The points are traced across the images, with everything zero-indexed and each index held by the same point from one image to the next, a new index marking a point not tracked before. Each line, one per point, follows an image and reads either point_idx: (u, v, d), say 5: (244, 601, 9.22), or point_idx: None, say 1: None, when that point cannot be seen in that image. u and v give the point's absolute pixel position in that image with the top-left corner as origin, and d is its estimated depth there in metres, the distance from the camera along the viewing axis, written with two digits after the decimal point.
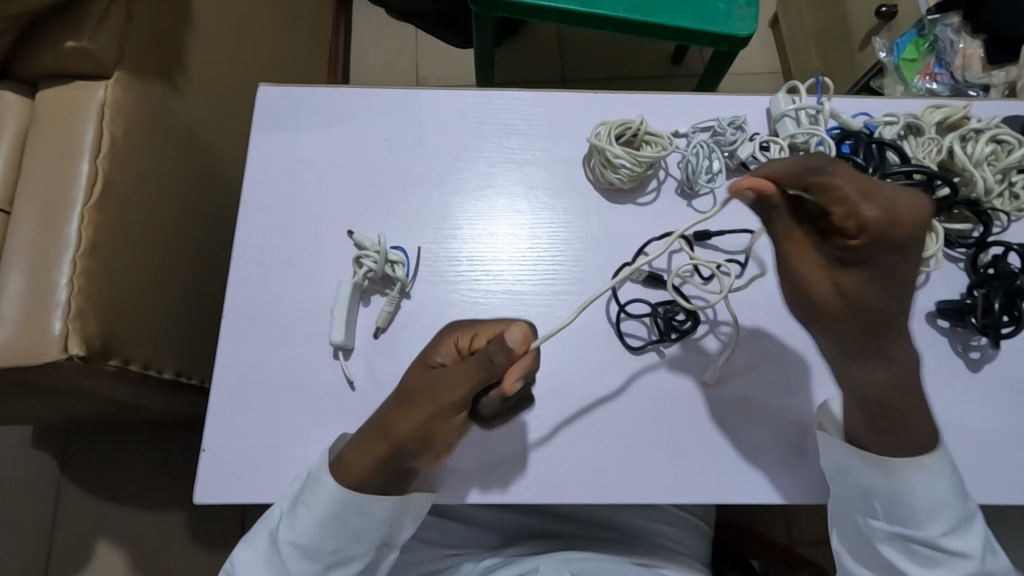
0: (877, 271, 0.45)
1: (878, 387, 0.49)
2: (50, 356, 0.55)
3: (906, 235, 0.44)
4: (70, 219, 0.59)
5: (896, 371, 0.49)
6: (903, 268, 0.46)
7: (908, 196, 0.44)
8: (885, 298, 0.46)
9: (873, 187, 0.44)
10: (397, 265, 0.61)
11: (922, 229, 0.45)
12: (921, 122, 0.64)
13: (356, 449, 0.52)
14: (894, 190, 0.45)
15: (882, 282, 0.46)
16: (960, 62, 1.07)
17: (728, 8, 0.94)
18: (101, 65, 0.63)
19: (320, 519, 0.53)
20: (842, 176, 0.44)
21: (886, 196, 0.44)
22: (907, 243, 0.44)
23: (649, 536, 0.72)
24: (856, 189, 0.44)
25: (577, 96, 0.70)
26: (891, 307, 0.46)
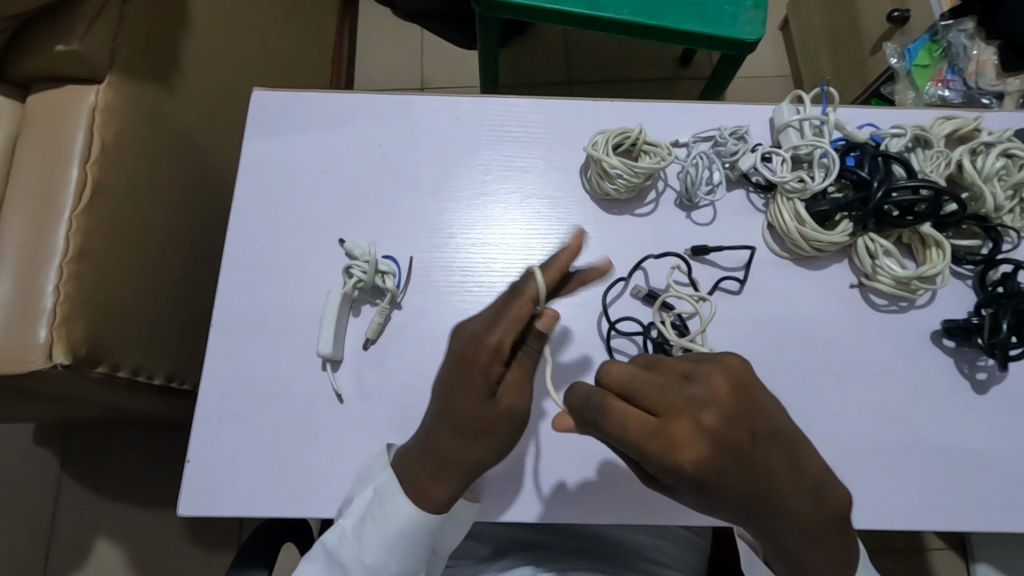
0: (704, 497, 0.42)
1: (796, 540, 0.45)
2: (34, 364, 0.54)
3: (699, 479, 0.40)
4: (59, 225, 0.59)
5: (802, 519, 0.44)
6: (731, 497, 0.42)
7: (691, 440, 0.40)
8: (736, 505, 0.43)
9: (656, 433, 0.40)
10: (387, 276, 0.60)
11: (723, 448, 0.40)
12: (930, 134, 0.62)
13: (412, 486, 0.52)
14: (677, 433, 0.40)
15: (719, 499, 0.42)
16: (974, 69, 1.04)
17: (735, 12, 0.92)
18: (91, 69, 0.63)
19: (390, 535, 0.52)
20: (617, 430, 0.41)
21: (667, 442, 0.40)
22: (713, 478, 0.41)
23: (647, 552, 0.69)
24: (633, 443, 0.41)
25: (575, 103, 0.69)
26: (746, 516, 0.44)
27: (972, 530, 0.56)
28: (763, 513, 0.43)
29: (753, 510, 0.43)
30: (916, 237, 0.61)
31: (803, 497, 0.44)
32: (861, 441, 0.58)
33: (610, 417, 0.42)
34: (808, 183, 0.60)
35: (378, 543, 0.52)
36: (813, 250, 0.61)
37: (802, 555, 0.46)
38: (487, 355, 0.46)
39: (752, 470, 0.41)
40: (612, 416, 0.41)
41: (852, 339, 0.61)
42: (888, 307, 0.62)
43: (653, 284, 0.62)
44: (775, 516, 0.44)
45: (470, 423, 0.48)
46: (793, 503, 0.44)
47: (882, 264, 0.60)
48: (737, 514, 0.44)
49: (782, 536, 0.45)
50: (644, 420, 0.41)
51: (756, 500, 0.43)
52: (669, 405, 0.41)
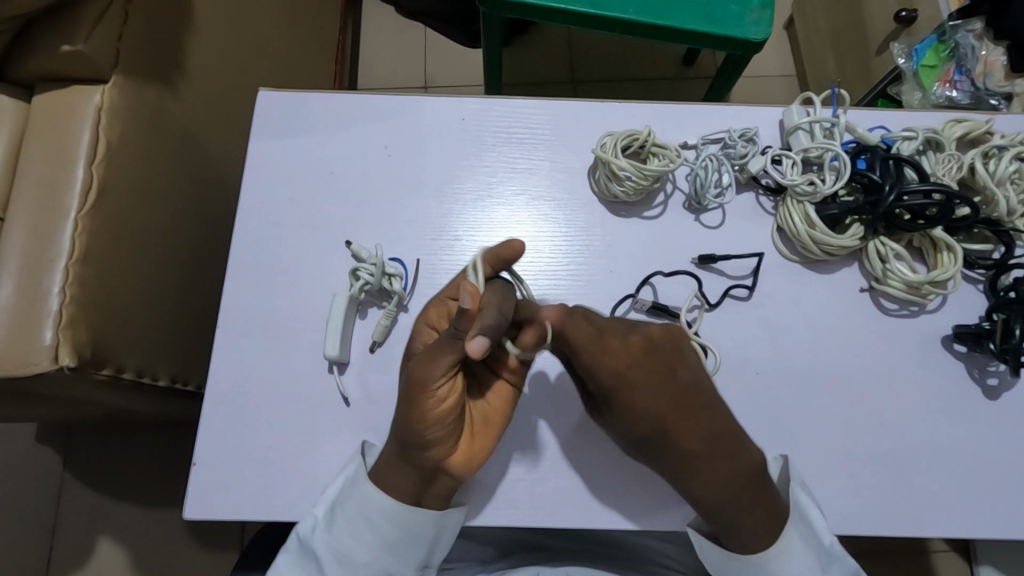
0: (623, 402, 0.50)
1: (724, 494, 0.50)
2: (39, 367, 0.54)
3: (619, 376, 0.50)
4: (64, 226, 0.58)
5: (706, 460, 0.50)
6: (639, 405, 0.50)
7: (621, 348, 0.50)
8: (644, 423, 0.50)
9: (597, 337, 0.50)
10: (394, 279, 0.60)
11: (638, 361, 0.51)
12: (942, 137, 0.62)
13: (388, 463, 0.52)
14: (608, 341, 0.50)
15: (632, 408, 0.50)
16: (981, 70, 1.02)
17: (742, 12, 0.91)
18: (96, 69, 0.62)
19: (358, 521, 0.53)
20: (564, 332, 0.50)
21: (602, 346, 0.50)
22: (633, 381, 0.50)
23: (651, 555, 0.69)
24: (572, 341, 0.49)
25: (583, 104, 0.68)
26: (666, 452, 0.50)
27: (982, 536, 0.56)
28: (665, 441, 0.50)
29: (654, 437, 0.50)
30: (927, 240, 0.60)
31: (702, 441, 0.50)
32: (869, 445, 0.58)
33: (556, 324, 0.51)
34: (819, 186, 0.59)
35: (350, 524, 0.53)
36: (823, 253, 0.61)
37: (717, 498, 0.50)
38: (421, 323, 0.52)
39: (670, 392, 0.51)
40: (562, 320, 0.50)
41: (861, 342, 0.61)
42: (898, 311, 0.62)
43: (661, 295, 0.61)
44: (676, 443, 0.50)
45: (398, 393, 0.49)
46: (704, 452, 0.50)
47: (892, 267, 0.59)
48: (655, 448, 0.50)
49: (684, 474, 0.50)
50: (586, 330, 0.50)
51: (673, 435, 0.50)
52: (609, 326, 0.52)
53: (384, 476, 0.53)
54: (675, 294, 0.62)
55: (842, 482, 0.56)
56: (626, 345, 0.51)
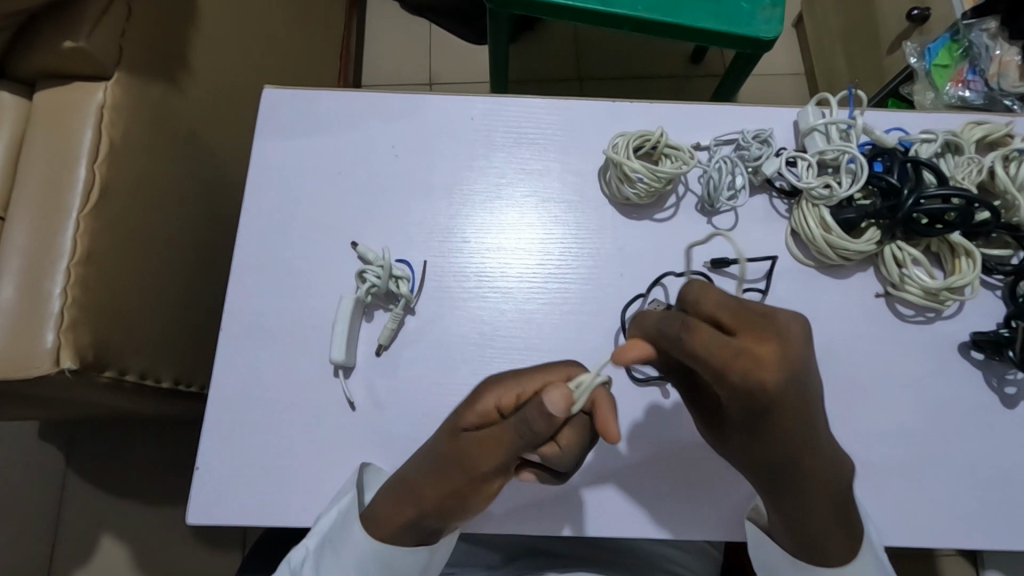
0: (754, 423, 0.43)
1: (815, 512, 0.48)
2: (40, 370, 0.53)
3: (770, 402, 0.41)
4: (65, 226, 0.57)
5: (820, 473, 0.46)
6: (772, 426, 0.43)
7: (772, 362, 0.40)
8: (778, 437, 0.44)
9: (739, 353, 0.40)
10: (401, 281, 0.58)
11: (790, 383, 0.41)
12: (961, 140, 0.61)
13: (393, 504, 0.50)
14: (761, 356, 0.40)
15: (768, 428, 0.43)
16: (995, 70, 0.99)
17: (754, 9, 0.90)
18: (98, 66, 0.61)
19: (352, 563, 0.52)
20: (700, 347, 0.40)
21: (752, 362, 0.40)
22: (778, 403, 0.41)
23: (659, 562, 0.68)
24: (714, 365, 0.40)
25: (593, 104, 0.67)
26: (778, 467, 0.46)
27: (997, 548, 0.55)
28: (791, 454, 0.45)
29: (782, 452, 0.45)
30: (945, 245, 0.59)
31: (821, 452, 0.46)
32: (884, 452, 0.57)
33: (683, 331, 0.41)
34: (835, 189, 0.58)
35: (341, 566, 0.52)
36: (839, 258, 0.60)
37: (824, 511, 0.48)
38: (493, 394, 0.46)
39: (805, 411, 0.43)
40: (697, 336, 0.40)
41: (876, 349, 0.60)
42: (915, 317, 0.61)
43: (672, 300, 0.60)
44: (801, 458, 0.45)
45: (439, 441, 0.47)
46: (816, 472, 0.46)
47: (909, 274, 0.58)
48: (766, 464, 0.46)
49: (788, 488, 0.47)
50: (729, 340, 0.40)
51: (792, 452, 0.45)
52: (756, 329, 0.41)
53: (379, 521, 0.51)
54: None
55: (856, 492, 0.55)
56: (783, 360, 0.40)
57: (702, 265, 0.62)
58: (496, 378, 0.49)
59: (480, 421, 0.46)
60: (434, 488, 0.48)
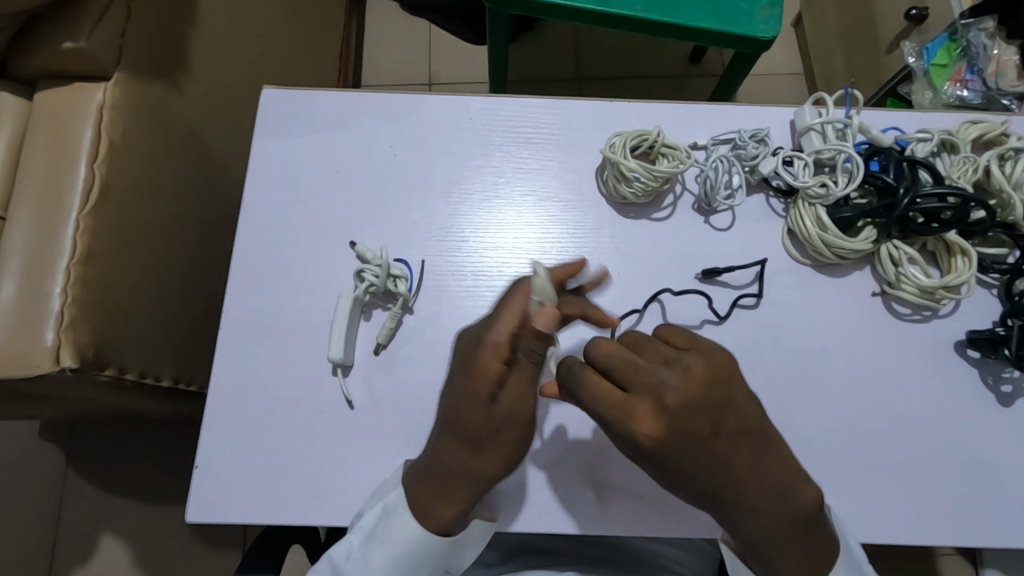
0: (654, 469, 0.46)
1: (766, 546, 0.47)
2: (40, 369, 0.54)
3: (653, 450, 0.44)
4: (66, 225, 0.58)
5: (752, 514, 0.46)
6: (674, 473, 0.45)
7: (648, 415, 0.44)
8: (682, 483, 0.45)
9: (621, 403, 0.45)
10: (399, 280, 0.59)
11: (671, 433, 0.44)
12: (957, 139, 0.61)
13: (433, 493, 0.50)
14: (637, 410, 0.44)
15: (671, 475, 0.45)
16: (993, 69, 1.00)
17: (752, 9, 0.90)
18: (98, 67, 0.61)
19: (395, 554, 0.51)
20: (589, 397, 0.45)
21: (626, 415, 0.44)
22: (669, 451, 0.44)
23: (658, 560, 0.68)
24: (599, 414, 0.45)
25: (591, 103, 0.67)
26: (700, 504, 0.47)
27: (993, 545, 0.55)
28: (712, 497, 0.46)
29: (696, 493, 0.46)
30: (941, 244, 0.59)
31: (761, 491, 0.45)
32: (880, 450, 0.57)
33: (575, 381, 0.46)
34: (831, 188, 0.58)
35: (386, 559, 0.51)
36: (836, 257, 0.60)
37: (767, 546, 0.47)
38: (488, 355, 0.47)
39: (711, 457, 0.44)
40: (586, 387, 0.45)
41: (873, 347, 0.60)
42: (911, 315, 0.61)
43: (668, 314, 0.60)
44: (733, 492, 0.45)
45: (466, 419, 0.48)
46: (758, 506, 0.45)
47: (905, 272, 0.58)
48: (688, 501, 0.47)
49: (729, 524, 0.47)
50: (614, 392, 0.45)
51: (707, 494, 0.46)
52: (639, 380, 0.45)
53: (429, 510, 0.50)
54: (680, 311, 0.60)
55: (853, 490, 0.56)
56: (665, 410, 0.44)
57: (695, 276, 0.62)
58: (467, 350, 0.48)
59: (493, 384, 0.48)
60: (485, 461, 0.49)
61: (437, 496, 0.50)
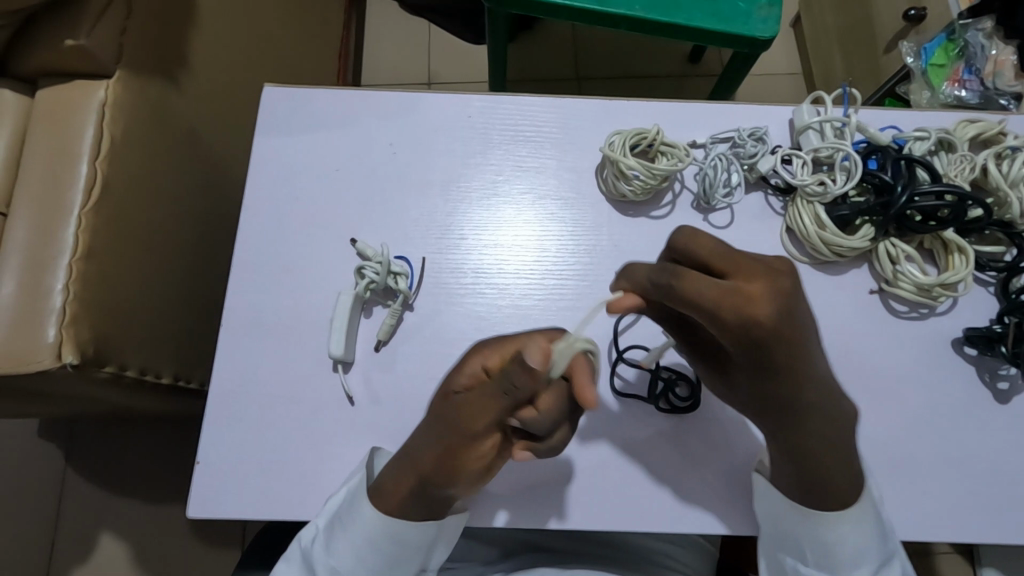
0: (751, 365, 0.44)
1: (821, 455, 0.47)
2: (42, 365, 0.54)
3: (764, 338, 0.41)
4: (66, 222, 0.58)
5: (818, 416, 0.46)
6: (771, 364, 0.43)
7: (761, 298, 0.40)
8: (769, 379, 0.44)
9: (731, 290, 0.41)
10: (400, 278, 0.59)
11: (781, 321, 0.41)
12: (954, 138, 0.61)
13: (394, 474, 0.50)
14: (750, 293, 0.41)
15: (759, 371, 0.44)
16: (991, 69, 1.01)
17: (751, 9, 0.90)
18: (99, 65, 0.62)
19: (356, 541, 0.51)
20: (689, 289, 0.41)
21: (740, 301, 0.40)
22: (780, 339, 0.41)
23: (656, 557, 0.68)
24: (706, 308, 0.41)
25: (590, 102, 0.68)
26: (781, 405, 0.46)
27: (989, 542, 0.55)
28: (789, 399, 0.45)
29: (782, 387, 0.45)
30: (938, 242, 0.60)
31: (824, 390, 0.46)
32: (878, 447, 0.57)
33: (672, 277, 0.43)
34: (829, 186, 0.58)
35: (349, 547, 0.51)
36: (833, 255, 0.60)
37: (820, 461, 0.48)
38: (478, 356, 0.49)
39: (807, 345, 0.43)
40: (687, 279, 0.42)
41: (870, 345, 0.60)
42: (908, 313, 0.61)
43: None
44: (806, 392, 0.45)
45: (436, 410, 0.48)
46: (822, 410, 0.46)
47: (902, 270, 0.59)
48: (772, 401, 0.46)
49: (798, 428, 0.47)
50: (718, 283, 0.41)
51: (791, 390, 0.45)
52: (742, 270, 0.42)
53: (385, 492, 0.51)
54: None
55: None
56: (778, 296, 0.41)
57: None
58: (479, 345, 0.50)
59: (469, 382, 0.48)
60: (426, 458, 0.48)
61: (396, 485, 0.50)
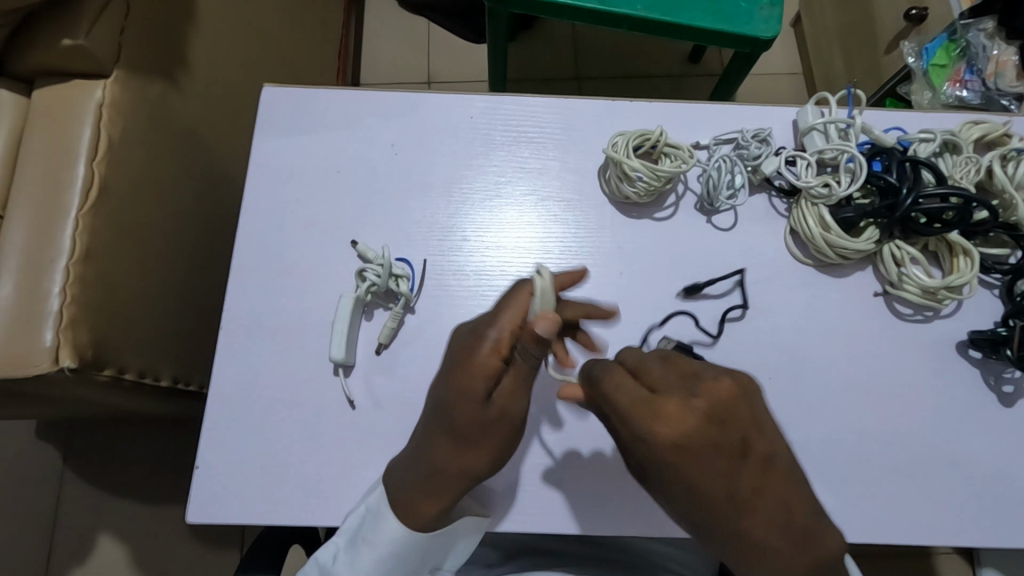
0: (672, 484, 0.43)
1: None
2: (39, 369, 0.53)
3: (670, 457, 0.42)
4: (65, 224, 0.57)
5: (766, 547, 0.43)
6: (687, 481, 0.42)
7: (675, 414, 0.42)
8: (693, 500, 0.43)
9: (646, 400, 0.43)
10: (401, 280, 0.58)
11: (687, 442, 0.42)
12: (959, 139, 0.61)
13: (426, 493, 0.49)
14: (665, 409, 0.42)
15: (681, 487, 0.43)
16: (992, 70, 1.00)
17: (752, 9, 0.90)
18: (97, 64, 0.61)
19: (379, 554, 0.51)
20: (614, 389, 0.44)
21: (651, 414, 0.42)
22: (694, 458, 0.42)
23: (659, 560, 0.68)
24: (616, 408, 0.43)
25: (593, 103, 0.67)
26: (710, 529, 0.44)
27: (993, 546, 0.55)
28: (723, 523, 0.43)
29: (709, 514, 0.43)
30: (943, 244, 0.59)
31: (774, 529, 0.43)
32: (882, 450, 0.57)
33: (603, 372, 0.45)
34: (834, 188, 0.58)
35: (371, 561, 0.51)
36: (838, 257, 0.60)
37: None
38: (485, 351, 0.45)
39: (732, 471, 0.42)
40: (614, 378, 0.44)
41: (874, 347, 0.60)
42: (913, 316, 0.61)
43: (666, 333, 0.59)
44: (744, 519, 0.43)
45: (456, 419, 0.46)
46: (771, 542, 0.43)
47: (908, 273, 0.58)
48: (697, 523, 0.44)
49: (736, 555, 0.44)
50: (638, 390, 0.43)
51: (721, 522, 0.43)
52: (665, 386, 0.44)
53: (413, 509, 0.50)
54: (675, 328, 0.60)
55: (855, 491, 0.56)
56: (693, 416, 0.42)
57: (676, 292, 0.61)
58: (465, 338, 0.47)
59: (491, 383, 0.46)
60: (464, 464, 0.48)
61: (423, 492, 0.49)
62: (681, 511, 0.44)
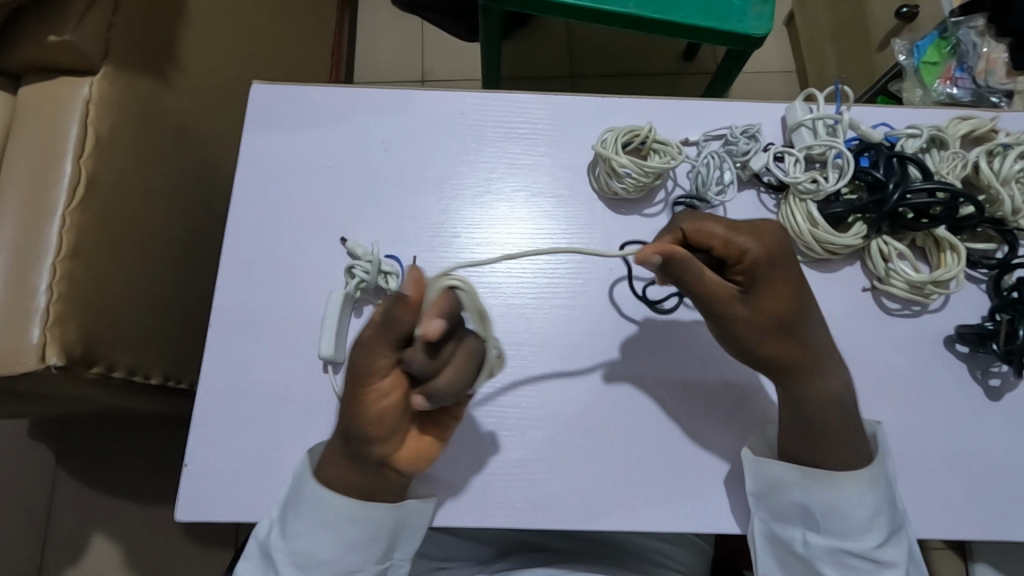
0: (767, 291, 0.49)
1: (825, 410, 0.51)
2: (27, 366, 0.53)
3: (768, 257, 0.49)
4: (51, 221, 0.57)
5: (819, 373, 0.51)
6: (780, 281, 0.49)
7: (756, 232, 0.50)
8: (780, 308, 0.49)
9: (732, 229, 0.50)
10: (390, 277, 0.58)
11: (776, 248, 0.50)
12: (946, 135, 0.61)
13: (334, 456, 0.50)
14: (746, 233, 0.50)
15: (774, 295, 0.49)
16: (983, 67, 1.00)
17: (744, 7, 0.90)
18: (85, 60, 0.61)
19: (307, 522, 0.50)
20: (704, 225, 0.50)
21: (745, 234, 0.50)
22: (780, 260, 0.50)
23: (651, 556, 0.68)
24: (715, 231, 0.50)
25: (583, 99, 0.67)
26: (791, 343, 0.50)
27: (981, 538, 0.55)
28: (798, 335, 0.50)
29: (790, 327, 0.49)
30: (931, 239, 0.60)
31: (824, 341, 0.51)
32: None
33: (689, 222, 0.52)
34: (821, 183, 0.58)
35: (303, 531, 0.50)
36: (827, 252, 0.60)
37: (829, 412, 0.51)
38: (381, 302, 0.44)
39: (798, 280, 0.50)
40: (699, 222, 0.51)
41: (863, 343, 0.60)
42: (900, 311, 0.61)
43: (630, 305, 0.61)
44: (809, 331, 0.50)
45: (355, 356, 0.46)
46: (825, 360, 0.51)
47: (895, 267, 0.59)
48: (782, 329, 0.49)
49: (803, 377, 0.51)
50: (719, 226, 0.50)
51: (798, 321, 0.50)
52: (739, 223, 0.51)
53: (328, 470, 0.50)
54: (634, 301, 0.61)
55: None
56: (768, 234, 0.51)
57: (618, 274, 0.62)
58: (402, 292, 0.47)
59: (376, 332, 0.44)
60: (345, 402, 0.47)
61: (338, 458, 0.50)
62: (765, 330, 0.50)
